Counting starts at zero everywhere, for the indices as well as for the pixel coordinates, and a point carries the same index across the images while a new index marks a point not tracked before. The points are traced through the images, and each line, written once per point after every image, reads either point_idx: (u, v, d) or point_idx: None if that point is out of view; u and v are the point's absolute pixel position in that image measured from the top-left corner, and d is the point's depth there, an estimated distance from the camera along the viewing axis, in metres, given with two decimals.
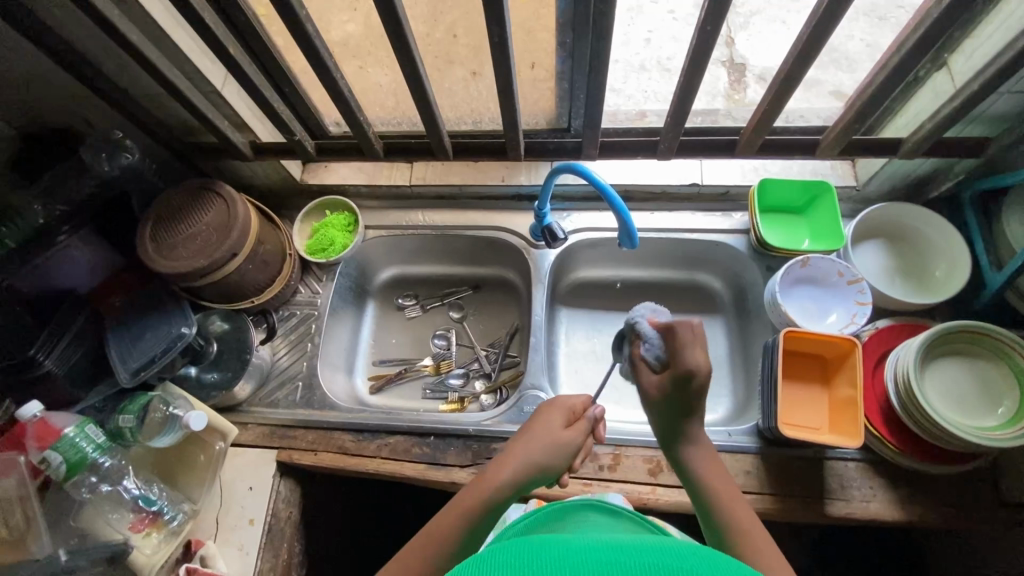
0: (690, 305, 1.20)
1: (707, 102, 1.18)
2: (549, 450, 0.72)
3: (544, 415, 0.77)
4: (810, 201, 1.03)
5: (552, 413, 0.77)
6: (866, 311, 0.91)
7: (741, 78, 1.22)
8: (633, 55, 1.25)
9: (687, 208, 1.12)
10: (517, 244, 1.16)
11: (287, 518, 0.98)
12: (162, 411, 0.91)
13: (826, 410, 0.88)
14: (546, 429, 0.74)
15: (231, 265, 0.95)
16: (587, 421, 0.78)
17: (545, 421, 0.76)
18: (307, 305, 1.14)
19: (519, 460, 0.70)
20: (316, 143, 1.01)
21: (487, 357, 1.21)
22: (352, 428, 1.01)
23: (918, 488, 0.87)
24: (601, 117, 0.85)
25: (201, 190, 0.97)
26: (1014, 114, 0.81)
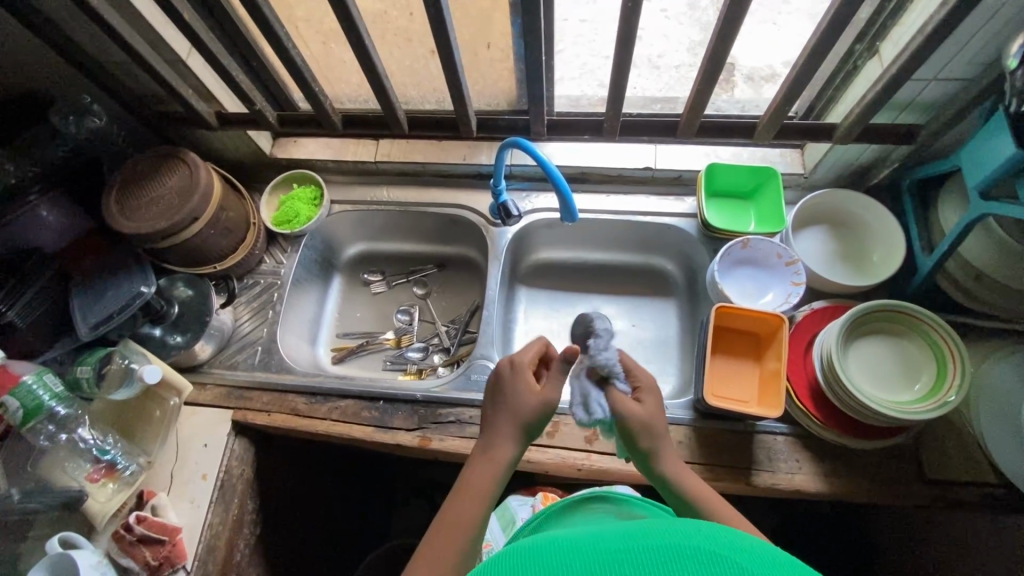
0: (645, 288, 1.23)
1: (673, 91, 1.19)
2: (527, 410, 0.70)
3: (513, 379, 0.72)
4: (756, 186, 1.06)
5: (511, 383, 0.72)
6: (800, 291, 0.94)
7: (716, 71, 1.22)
8: None
9: (642, 192, 1.15)
10: (477, 222, 1.19)
11: (240, 475, 1.02)
12: (119, 363, 0.96)
13: (755, 384, 0.91)
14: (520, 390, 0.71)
15: (193, 229, 0.99)
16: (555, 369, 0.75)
17: (520, 389, 0.71)
18: (271, 275, 1.17)
19: (508, 434, 0.70)
20: (279, 114, 1.05)
21: (448, 333, 1.24)
22: (306, 391, 1.04)
23: (842, 462, 0.90)
24: (545, 93, 0.88)
25: (167, 157, 1.01)
26: (941, 102, 0.84)
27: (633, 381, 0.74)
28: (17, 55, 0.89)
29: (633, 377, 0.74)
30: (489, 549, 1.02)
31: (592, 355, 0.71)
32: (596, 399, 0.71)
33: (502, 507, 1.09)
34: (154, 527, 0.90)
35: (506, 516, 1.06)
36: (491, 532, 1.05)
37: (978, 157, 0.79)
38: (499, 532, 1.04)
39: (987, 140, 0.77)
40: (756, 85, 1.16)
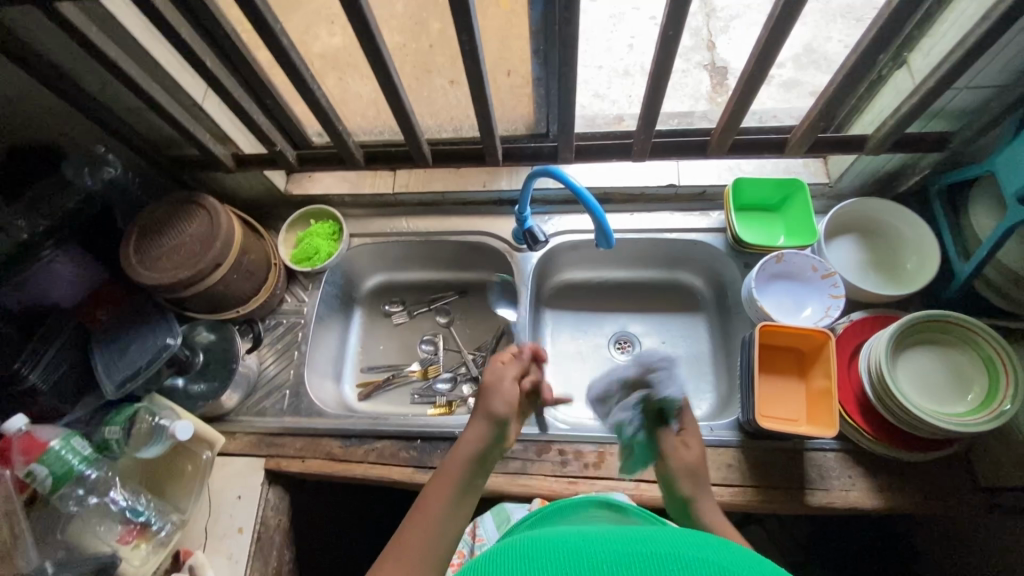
0: (672, 304, 1.22)
1: (687, 105, 1.18)
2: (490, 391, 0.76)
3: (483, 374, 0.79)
4: (783, 199, 1.05)
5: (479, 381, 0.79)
6: (839, 303, 0.93)
7: (722, 81, 1.20)
8: (616, 61, 1.25)
9: (666, 209, 1.14)
10: (501, 248, 1.18)
11: (277, 525, 0.99)
12: (148, 421, 0.93)
13: (802, 401, 0.89)
14: (489, 376, 0.78)
15: (216, 275, 0.96)
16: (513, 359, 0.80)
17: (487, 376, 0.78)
18: (293, 314, 1.15)
19: (477, 418, 0.74)
20: (299, 153, 1.03)
21: (475, 361, 1.22)
22: (339, 434, 1.01)
23: (896, 476, 0.89)
24: (575, 119, 0.87)
25: (185, 203, 0.98)
26: (974, 109, 0.84)
27: (682, 423, 0.79)
28: (30, 109, 0.86)
29: (683, 419, 0.80)
30: (481, 546, 0.94)
31: (654, 389, 0.80)
32: (630, 415, 0.80)
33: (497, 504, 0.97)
34: None
35: (502, 514, 0.95)
36: (485, 527, 0.96)
37: (1015, 162, 0.79)
38: (492, 529, 0.95)
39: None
40: (770, 96, 1.15)
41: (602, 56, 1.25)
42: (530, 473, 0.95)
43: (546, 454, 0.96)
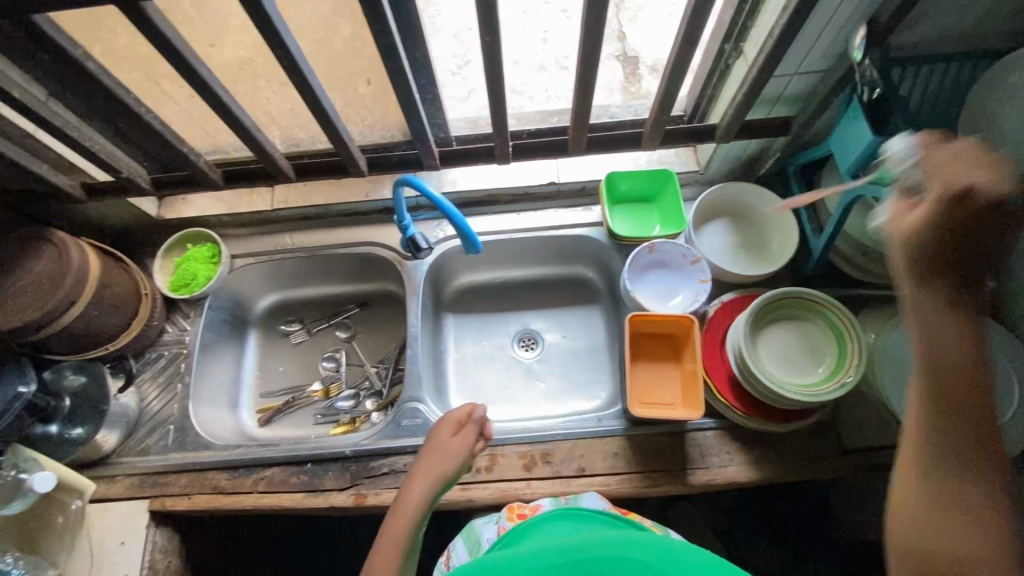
0: (570, 299, 1.25)
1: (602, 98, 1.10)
2: (439, 459, 0.80)
3: (433, 437, 0.83)
4: (656, 189, 1.08)
5: (433, 436, 0.84)
6: (706, 288, 0.97)
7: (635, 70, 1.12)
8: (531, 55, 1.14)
9: (551, 206, 1.15)
10: (391, 257, 1.16)
11: (167, 568, 0.95)
12: (10, 476, 0.87)
13: (678, 386, 0.92)
14: (436, 442, 0.82)
15: (71, 313, 0.90)
16: (472, 428, 0.83)
17: (436, 439, 0.83)
18: (175, 344, 1.10)
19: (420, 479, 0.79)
20: (155, 177, 0.97)
21: (378, 374, 1.21)
22: (226, 466, 0.98)
23: (770, 447, 0.93)
24: (425, 127, 0.87)
25: (31, 239, 0.92)
26: (807, 93, 0.89)
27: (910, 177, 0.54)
28: None
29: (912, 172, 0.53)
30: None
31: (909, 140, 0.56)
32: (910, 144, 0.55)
33: (466, 524, 0.90)
34: None
35: (472, 538, 0.87)
36: (457, 555, 0.87)
37: (844, 142, 0.83)
38: (465, 556, 0.87)
39: (847, 126, 0.81)
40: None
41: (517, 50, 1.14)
42: None
43: None
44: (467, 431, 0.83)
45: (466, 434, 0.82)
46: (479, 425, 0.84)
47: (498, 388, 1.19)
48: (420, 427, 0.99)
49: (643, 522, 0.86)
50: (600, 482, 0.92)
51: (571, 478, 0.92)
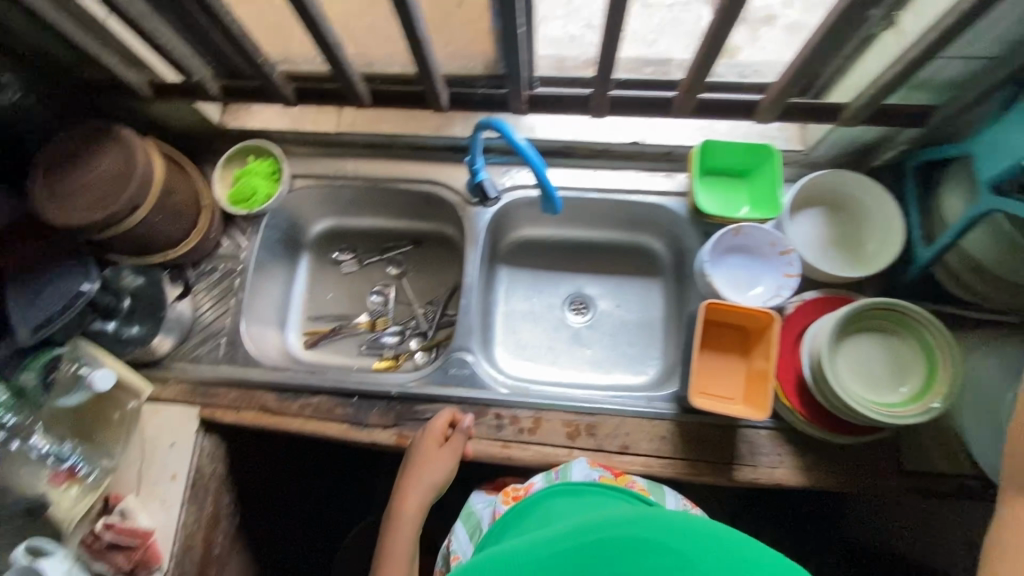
0: (632, 269, 1.19)
1: None
2: (429, 473, 0.89)
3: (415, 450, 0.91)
4: (751, 165, 0.99)
5: (421, 446, 0.91)
6: (791, 283, 0.90)
7: None
8: None
9: (631, 167, 1.06)
10: (454, 200, 1.10)
11: (212, 473, 0.99)
12: (71, 368, 0.90)
13: (741, 381, 0.88)
14: (423, 454, 0.90)
15: (135, 216, 0.88)
16: (457, 440, 0.91)
17: (424, 451, 0.90)
18: (230, 259, 1.09)
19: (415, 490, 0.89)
20: (224, 84, 0.91)
21: (425, 316, 1.19)
22: (275, 387, 0.99)
23: (824, 455, 0.90)
24: (521, 65, 0.80)
25: (97, 133, 0.89)
26: (963, 81, 0.77)
27: None
28: None
29: None
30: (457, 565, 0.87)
31: None
32: None
33: (464, 509, 0.94)
34: (124, 532, 0.89)
35: (472, 521, 0.92)
36: (458, 541, 0.90)
37: (995, 145, 0.72)
38: (465, 540, 0.90)
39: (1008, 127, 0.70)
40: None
41: None
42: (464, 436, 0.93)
43: (482, 418, 0.94)
44: (453, 444, 0.90)
45: (453, 447, 0.90)
46: (462, 436, 0.91)
47: (543, 348, 1.17)
48: (467, 379, 0.98)
49: (632, 484, 0.86)
50: (644, 462, 0.91)
51: (614, 454, 0.91)
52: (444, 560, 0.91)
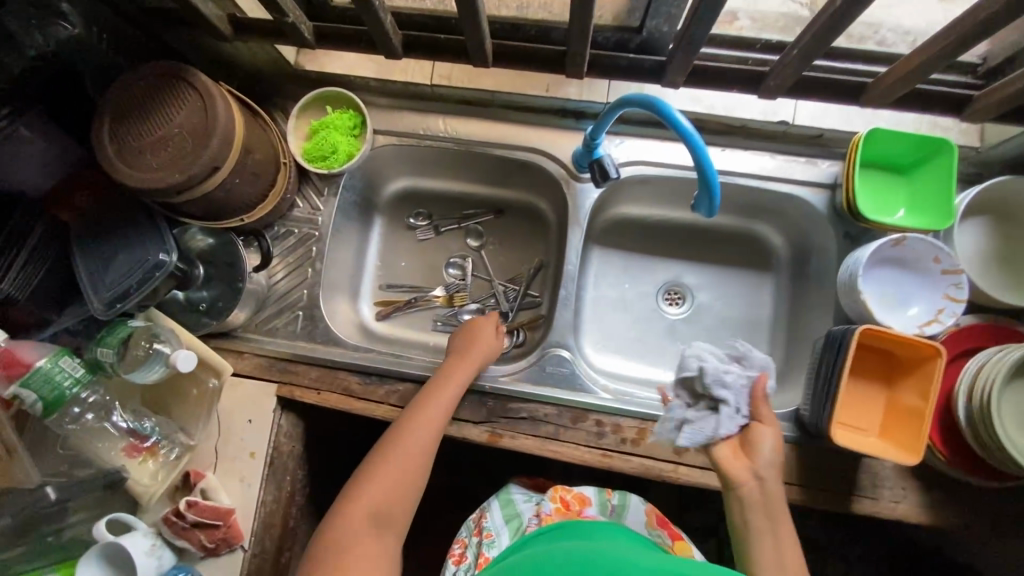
0: (740, 260, 1.08)
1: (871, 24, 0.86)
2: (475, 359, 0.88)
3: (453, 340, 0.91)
4: (918, 161, 0.85)
5: (466, 335, 0.90)
6: (957, 308, 0.79)
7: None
8: None
9: (767, 150, 0.93)
10: (557, 173, 0.97)
11: (289, 452, 0.95)
12: (145, 347, 0.81)
13: (879, 412, 0.80)
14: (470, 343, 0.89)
15: (213, 180, 0.77)
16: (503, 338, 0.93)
17: (473, 339, 0.89)
18: (306, 223, 1.00)
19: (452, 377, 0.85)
20: (316, 26, 0.76)
21: (505, 293, 1.10)
22: (358, 369, 0.93)
23: (954, 494, 0.83)
24: (705, 38, 0.65)
25: (168, 78, 0.76)
26: None
27: None
28: None
29: None
30: (489, 543, 0.82)
31: None
32: None
33: (503, 493, 0.89)
34: (207, 512, 0.85)
35: (511, 509, 0.86)
36: (493, 518, 0.85)
37: None
38: (500, 523, 0.85)
39: None
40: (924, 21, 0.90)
41: None
42: (562, 440, 0.87)
43: (582, 423, 0.87)
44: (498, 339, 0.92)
45: (498, 340, 0.92)
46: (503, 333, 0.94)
47: (635, 340, 1.08)
48: (565, 378, 0.91)
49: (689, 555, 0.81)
50: None
51: None
52: (472, 531, 0.86)
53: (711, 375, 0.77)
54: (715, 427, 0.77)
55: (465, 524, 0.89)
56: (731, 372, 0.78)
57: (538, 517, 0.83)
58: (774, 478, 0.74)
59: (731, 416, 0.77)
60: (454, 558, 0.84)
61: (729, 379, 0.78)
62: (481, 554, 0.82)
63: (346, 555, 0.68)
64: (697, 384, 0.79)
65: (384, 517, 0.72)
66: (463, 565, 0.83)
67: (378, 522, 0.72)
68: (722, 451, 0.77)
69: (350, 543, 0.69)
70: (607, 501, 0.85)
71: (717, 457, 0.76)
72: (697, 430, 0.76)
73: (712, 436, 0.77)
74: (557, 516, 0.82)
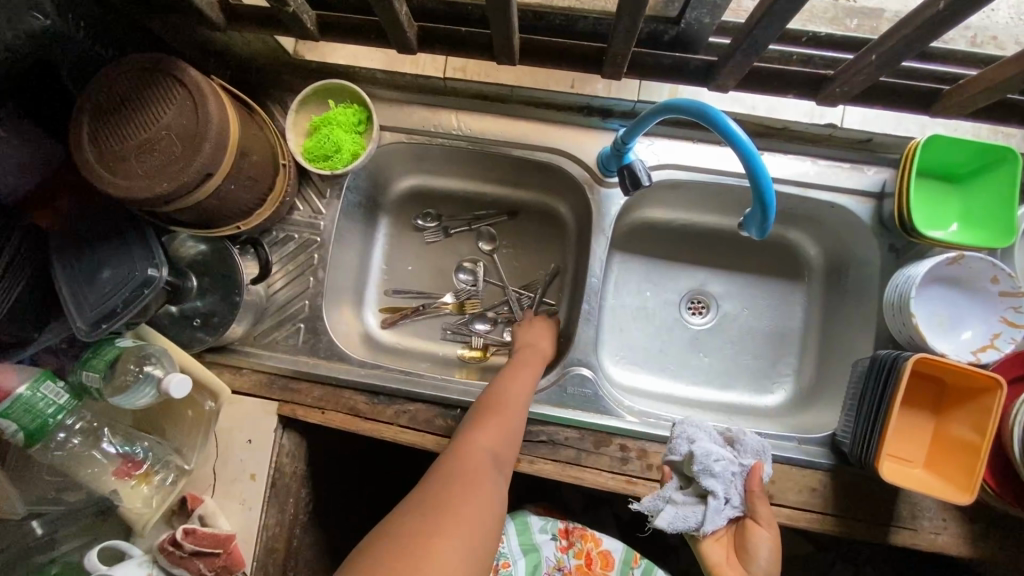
0: (770, 269, 1.01)
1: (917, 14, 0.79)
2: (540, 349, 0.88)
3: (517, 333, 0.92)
4: (978, 171, 0.78)
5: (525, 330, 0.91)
6: (1015, 335, 0.73)
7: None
8: None
9: (808, 154, 0.86)
10: (580, 176, 0.90)
11: (291, 472, 0.90)
12: (134, 371, 0.74)
13: (925, 442, 0.75)
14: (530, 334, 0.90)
15: (207, 187, 0.70)
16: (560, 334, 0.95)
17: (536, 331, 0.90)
18: (307, 227, 0.93)
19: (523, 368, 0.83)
20: (320, 16, 0.68)
21: (519, 301, 1.03)
22: (365, 387, 0.87)
23: (997, 527, 0.78)
24: (765, 38, 0.58)
25: (154, 72, 0.68)
26: None
27: None
28: None
29: None
30: (505, 573, 0.81)
31: None
32: None
33: (519, 517, 0.86)
34: (204, 540, 0.79)
35: (526, 536, 0.84)
36: (509, 545, 0.83)
37: None
38: (515, 549, 0.83)
39: None
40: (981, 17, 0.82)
41: None
42: (583, 465, 0.82)
43: (605, 447, 0.82)
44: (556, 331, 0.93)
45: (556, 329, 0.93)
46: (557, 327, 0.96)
47: (657, 352, 1.02)
48: (587, 398, 0.85)
49: None
50: (790, 515, 0.79)
51: None
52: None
53: (699, 461, 0.73)
54: (701, 520, 0.74)
55: None
56: (721, 460, 0.74)
57: (558, 571, 0.83)
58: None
59: (720, 509, 0.74)
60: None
61: (718, 469, 0.73)
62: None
63: (466, 492, 0.62)
64: (687, 470, 0.76)
65: (495, 471, 0.68)
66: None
67: (493, 471, 0.68)
68: (710, 548, 0.74)
69: (473, 483, 0.64)
70: (631, 570, 0.83)
71: (707, 556, 0.74)
72: (678, 517, 0.74)
73: (697, 528, 0.74)
74: (578, 574, 0.82)
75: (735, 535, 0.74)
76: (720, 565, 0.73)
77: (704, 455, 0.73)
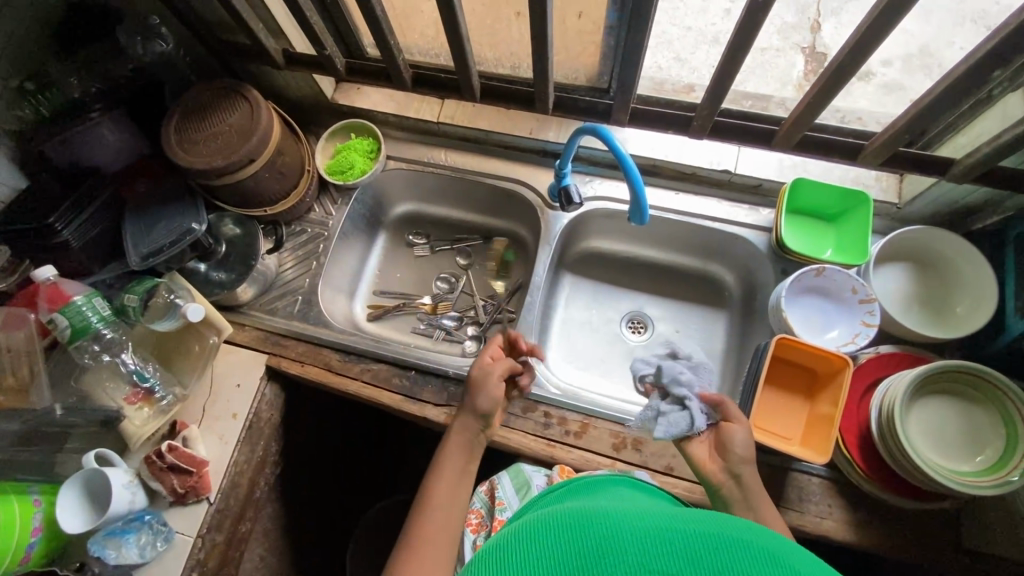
0: (698, 298, 1.19)
1: (772, 89, 1.07)
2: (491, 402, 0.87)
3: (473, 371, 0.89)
4: (842, 210, 0.99)
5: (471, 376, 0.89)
6: (869, 333, 0.90)
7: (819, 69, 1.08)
8: (708, 24, 1.13)
9: (714, 196, 1.08)
10: (534, 200, 1.14)
11: (267, 419, 1.05)
12: (164, 297, 0.97)
13: (801, 422, 0.87)
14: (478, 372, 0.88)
15: (247, 170, 0.96)
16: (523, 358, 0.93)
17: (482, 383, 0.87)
18: (318, 225, 1.17)
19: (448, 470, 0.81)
20: (347, 62, 0.98)
21: (485, 307, 1.21)
22: (340, 347, 1.05)
23: (877, 515, 0.86)
24: (635, 82, 0.84)
25: (229, 91, 0.98)
26: None
27: None
28: None
29: None
30: (501, 509, 0.85)
31: None
32: None
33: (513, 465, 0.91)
34: (183, 458, 0.92)
35: (520, 478, 0.88)
36: (504, 489, 0.87)
37: None
38: (511, 493, 0.87)
39: None
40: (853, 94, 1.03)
41: (693, 17, 1.13)
42: (511, 427, 0.95)
43: (531, 413, 0.96)
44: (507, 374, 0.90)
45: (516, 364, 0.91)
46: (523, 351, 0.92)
47: (598, 359, 1.16)
48: None
49: None
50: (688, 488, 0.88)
51: (657, 472, 0.89)
52: (485, 502, 0.89)
53: (668, 371, 0.85)
54: (690, 422, 0.80)
55: (478, 494, 0.91)
56: (685, 369, 0.85)
57: None
58: (751, 474, 0.76)
59: (697, 409, 0.81)
60: (473, 527, 0.87)
61: (683, 374, 0.85)
62: (496, 521, 0.85)
63: None
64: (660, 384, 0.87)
65: None
66: (481, 533, 0.86)
67: None
68: (698, 451, 0.80)
69: None
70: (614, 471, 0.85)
71: (694, 456, 0.80)
72: (670, 423, 0.80)
73: (690, 430, 0.80)
74: None
75: (716, 437, 0.80)
76: (705, 461, 0.79)
77: (670, 365, 0.86)
